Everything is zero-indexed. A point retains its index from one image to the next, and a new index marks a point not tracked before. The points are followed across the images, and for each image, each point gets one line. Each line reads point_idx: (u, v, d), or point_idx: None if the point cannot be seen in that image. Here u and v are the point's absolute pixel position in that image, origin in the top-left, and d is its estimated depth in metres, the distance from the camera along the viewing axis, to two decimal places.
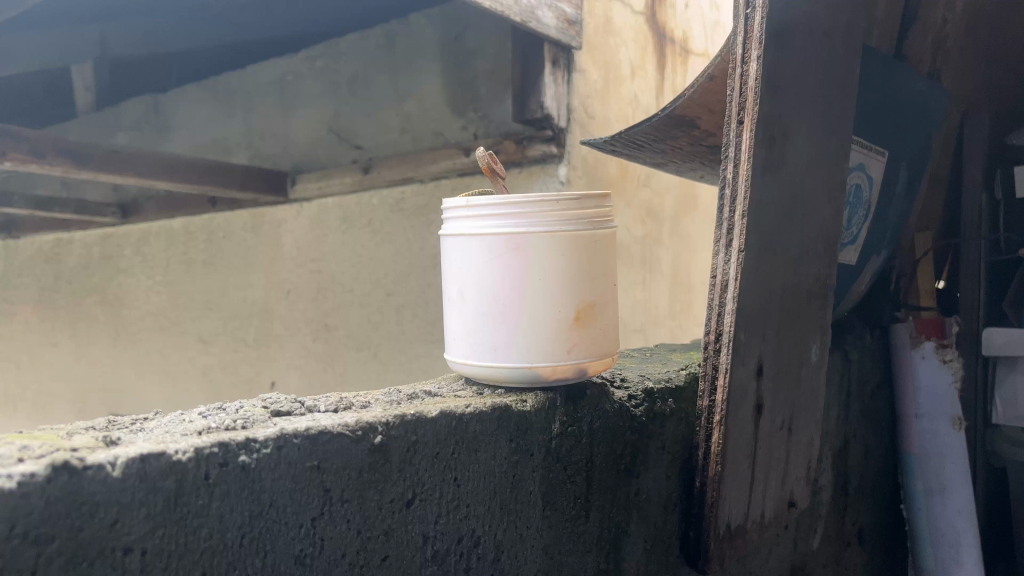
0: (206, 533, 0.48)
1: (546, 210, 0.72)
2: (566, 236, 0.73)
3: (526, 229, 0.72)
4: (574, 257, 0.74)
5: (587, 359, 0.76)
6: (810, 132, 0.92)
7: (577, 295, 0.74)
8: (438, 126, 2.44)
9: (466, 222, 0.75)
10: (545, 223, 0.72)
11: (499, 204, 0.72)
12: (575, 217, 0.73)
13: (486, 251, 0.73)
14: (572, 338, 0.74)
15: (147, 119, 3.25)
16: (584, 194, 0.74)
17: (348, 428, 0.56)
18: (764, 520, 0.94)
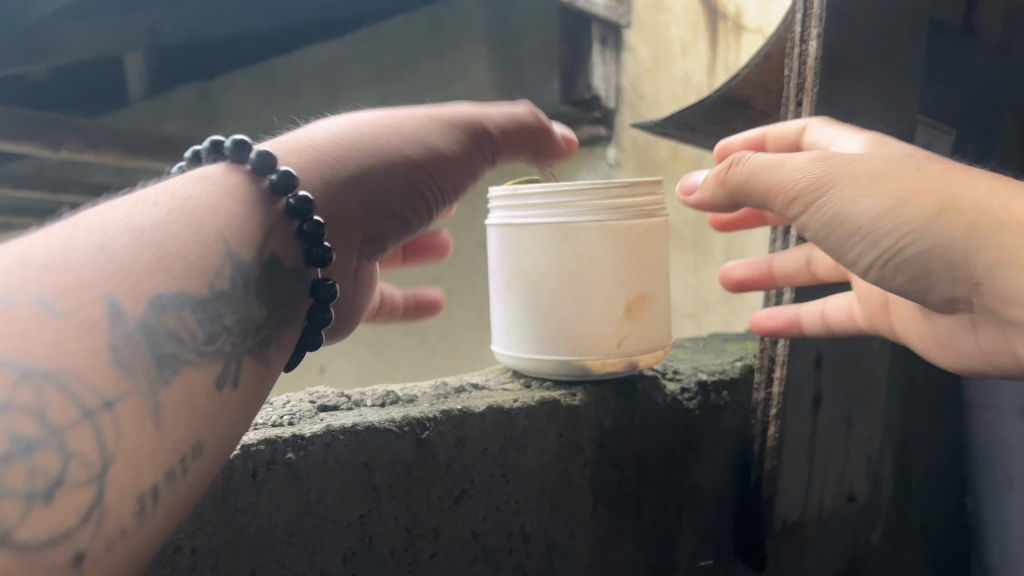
0: (254, 532, 0.48)
1: (597, 197, 0.70)
2: (618, 225, 0.71)
3: (575, 218, 0.70)
4: (626, 246, 0.72)
5: (637, 354, 0.73)
6: (873, 111, 0.88)
7: (628, 286, 0.72)
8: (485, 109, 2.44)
9: (514, 210, 0.74)
10: (594, 211, 0.71)
11: (548, 191, 0.71)
12: (626, 204, 0.71)
13: (533, 241, 0.72)
14: (621, 331, 0.72)
15: (197, 107, 3.29)
16: (636, 181, 0.72)
17: (394, 423, 0.55)
18: (822, 515, 0.92)
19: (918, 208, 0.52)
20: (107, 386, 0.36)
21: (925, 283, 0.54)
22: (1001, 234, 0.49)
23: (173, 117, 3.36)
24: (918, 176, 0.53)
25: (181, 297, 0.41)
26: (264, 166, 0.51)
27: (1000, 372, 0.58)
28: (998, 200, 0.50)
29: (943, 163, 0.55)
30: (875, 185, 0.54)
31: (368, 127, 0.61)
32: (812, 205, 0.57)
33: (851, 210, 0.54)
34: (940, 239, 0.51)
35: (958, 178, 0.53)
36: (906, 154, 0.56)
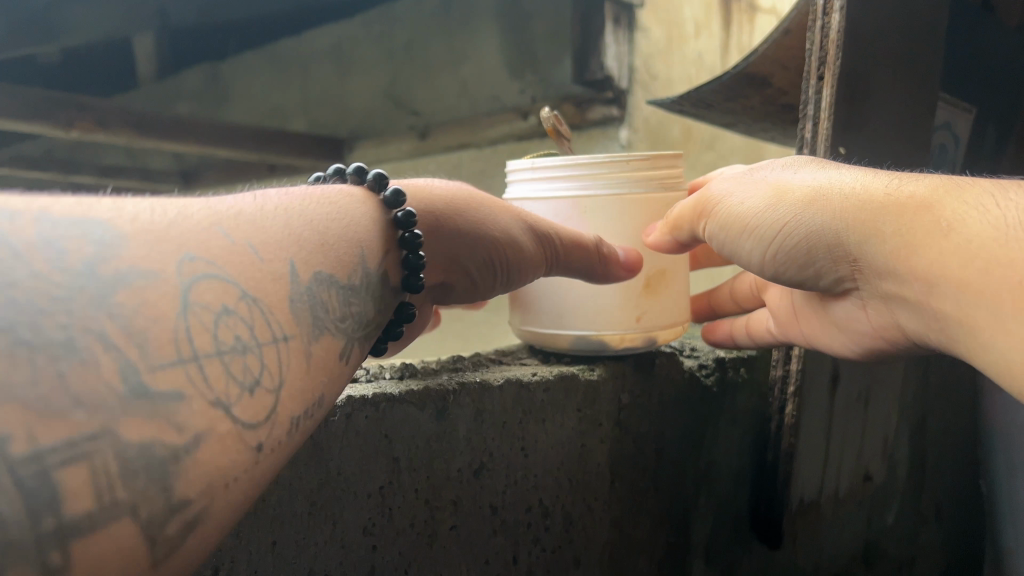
0: (276, 502, 0.48)
1: (615, 171, 0.70)
2: (636, 198, 0.71)
3: (593, 191, 0.70)
4: (644, 219, 0.71)
5: (656, 331, 0.73)
6: (894, 85, 0.87)
7: (647, 261, 0.72)
8: (495, 90, 2.44)
9: (532, 183, 0.73)
10: (612, 185, 0.70)
11: (565, 164, 0.70)
12: (647, 178, 0.71)
13: (552, 215, 0.72)
14: (639, 308, 0.72)
15: (207, 89, 3.28)
16: (658, 155, 0.71)
17: (413, 396, 0.55)
18: (838, 495, 0.91)
19: (787, 201, 0.56)
20: (286, 324, 0.41)
21: (811, 269, 0.58)
22: (855, 207, 0.53)
23: (182, 98, 3.35)
24: (795, 176, 0.58)
25: (331, 281, 0.47)
26: (397, 203, 0.58)
27: (892, 350, 0.59)
28: (856, 186, 0.54)
29: (830, 164, 0.60)
30: (762, 187, 0.59)
31: (469, 198, 0.64)
32: (715, 208, 0.62)
33: (738, 209, 0.60)
34: (808, 224, 0.55)
35: (830, 173, 0.57)
36: (803, 162, 0.61)
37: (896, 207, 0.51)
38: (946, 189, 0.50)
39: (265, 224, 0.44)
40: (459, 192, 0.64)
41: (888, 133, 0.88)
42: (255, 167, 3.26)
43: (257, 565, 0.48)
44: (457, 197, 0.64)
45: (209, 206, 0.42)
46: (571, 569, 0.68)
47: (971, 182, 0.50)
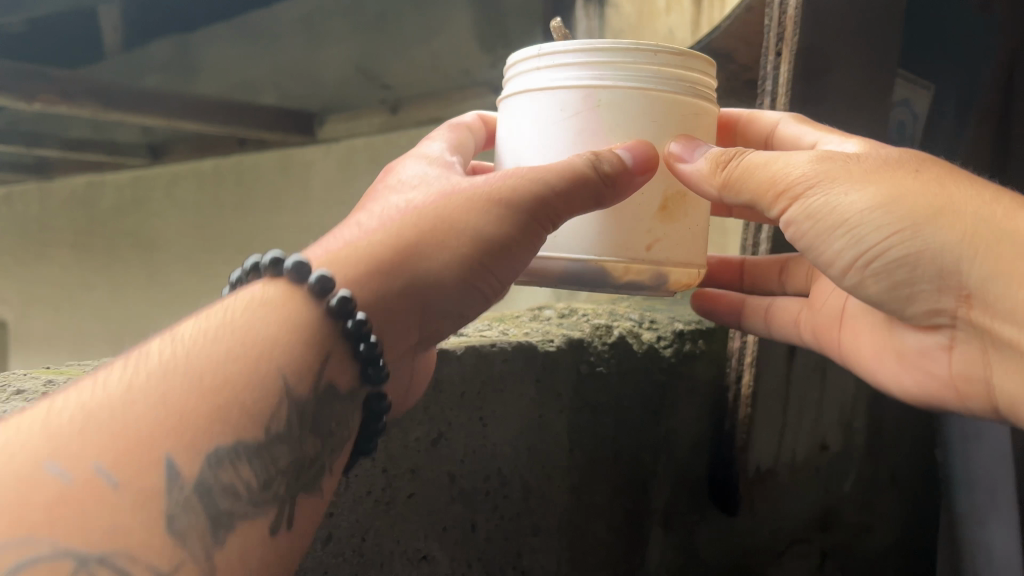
0: None
1: (643, 62, 0.54)
2: (665, 97, 0.56)
3: (615, 83, 0.54)
4: (670, 126, 0.57)
5: (671, 265, 0.58)
6: (852, 61, 0.88)
7: (666, 180, 0.57)
8: (467, 64, 2.41)
9: (535, 75, 0.57)
10: (639, 77, 0.54)
11: (582, 49, 0.54)
12: (686, 80, 0.56)
13: (555, 114, 0.56)
14: (652, 232, 0.58)
15: (175, 60, 3.24)
16: (701, 61, 0.57)
17: None
18: (796, 463, 0.94)
19: (909, 209, 0.51)
20: (161, 557, 0.34)
21: (906, 283, 0.54)
22: (1001, 239, 0.49)
23: (149, 70, 3.31)
24: (915, 178, 0.52)
25: (235, 448, 0.39)
26: (324, 289, 0.47)
27: (966, 400, 0.60)
28: (998, 209, 0.50)
29: (942, 166, 0.54)
30: (871, 181, 0.53)
31: (416, 239, 0.52)
32: (799, 195, 0.55)
33: (837, 203, 0.53)
34: (932, 241, 0.51)
35: (955, 185, 0.52)
36: (908, 155, 0.55)
37: None
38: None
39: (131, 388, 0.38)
40: (407, 235, 0.52)
41: (847, 108, 0.89)
42: (225, 140, 3.23)
43: None
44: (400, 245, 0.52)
45: (49, 420, 0.37)
46: (530, 537, 0.68)
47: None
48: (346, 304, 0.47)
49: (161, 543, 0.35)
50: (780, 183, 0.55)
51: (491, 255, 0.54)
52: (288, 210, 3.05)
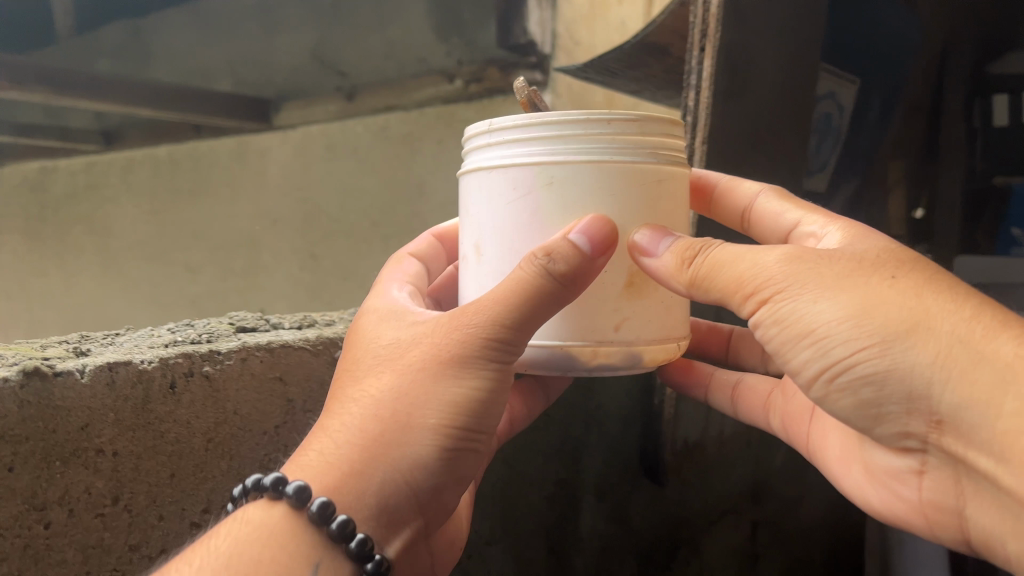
0: (174, 438, 0.51)
1: (589, 133, 0.55)
2: (618, 167, 0.55)
3: (562, 158, 0.55)
4: (628, 193, 0.56)
5: (642, 342, 0.58)
6: (775, 57, 0.93)
7: (627, 256, 0.57)
8: (422, 53, 2.45)
9: (490, 153, 0.58)
10: (586, 148, 0.55)
11: (527, 124, 0.56)
12: (627, 145, 0.55)
13: (508, 191, 0.57)
14: (621, 311, 0.58)
15: (128, 44, 3.22)
16: (643, 115, 0.56)
17: (308, 342, 0.60)
18: (723, 438, 1.00)
19: (883, 324, 0.49)
20: None
21: (877, 403, 0.52)
22: (976, 361, 0.46)
23: (103, 55, 3.29)
24: (888, 291, 0.49)
25: None
26: (302, 497, 0.49)
27: (934, 529, 0.59)
28: (973, 331, 0.47)
29: (922, 269, 0.51)
30: (841, 292, 0.50)
31: (387, 404, 0.52)
32: (768, 300, 0.53)
33: (807, 314, 0.51)
34: (903, 360, 0.48)
35: (933, 297, 0.48)
36: (889, 258, 0.52)
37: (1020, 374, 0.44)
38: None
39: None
40: (376, 400, 0.53)
41: (771, 103, 0.95)
42: (179, 126, 3.23)
43: (157, 495, 0.51)
44: (376, 418, 0.52)
45: None
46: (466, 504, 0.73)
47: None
48: (323, 510, 0.48)
49: None
50: (750, 287, 0.54)
51: (472, 412, 0.54)
52: (244, 197, 3.09)
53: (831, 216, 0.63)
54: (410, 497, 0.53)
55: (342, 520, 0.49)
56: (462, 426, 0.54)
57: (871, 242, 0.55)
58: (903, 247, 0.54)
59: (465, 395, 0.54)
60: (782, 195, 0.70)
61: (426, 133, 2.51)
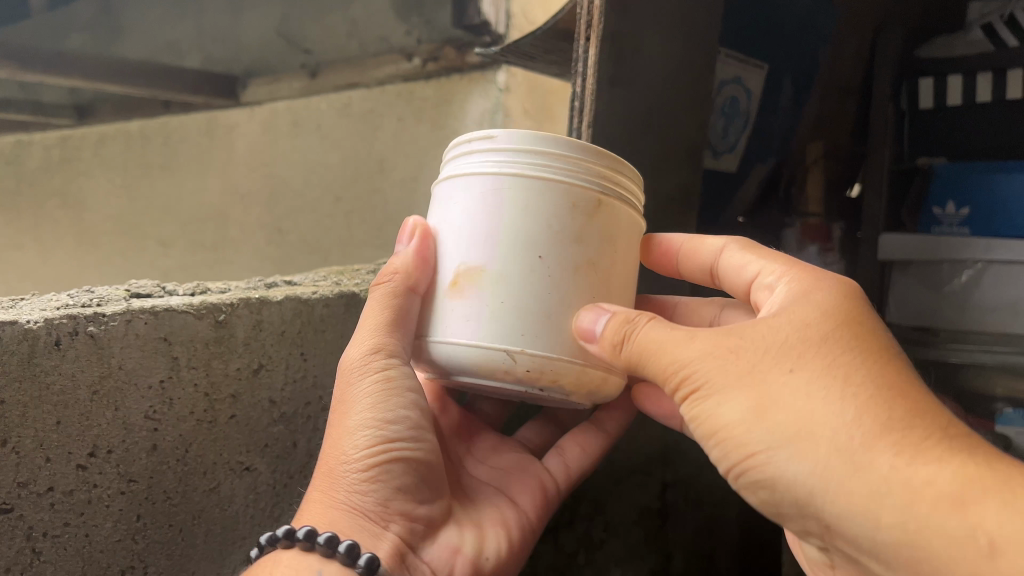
0: (59, 389, 0.58)
1: (465, 150, 0.69)
2: (470, 177, 0.68)
3: (450, 173, 0.71)
4: (474, 199, 0.67)
5: (520, 349, 0.65)
6: (665, 46, 0.99)
7: (459, 256, 0.68)
8: (382, 31, 2.48)
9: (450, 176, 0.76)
10: (462, 164, 0.70)
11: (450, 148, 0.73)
12: (477, 155, 0.68)
13: (433, 203, 0.74)
14: (497, 317, 0.65)
15: (99, 20, 3.25)
16: (498, 130, 0.67)
17: (192, 307, 0.66)
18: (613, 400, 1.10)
19: (774, 430, 0.55)
20: None
21: (775, 506, 0.58)
22: (854, 470, 0.52)
23: (75, 30, 3.32)
24: (778, 389, 0.56)
25: None
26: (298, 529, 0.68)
27: None
28: (848, 436, 0.52)
29: (823, 359, 0.57)
30: (740, 393, 0.58)
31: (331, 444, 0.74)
32: (690, 398, 0.61)
33: (714, 413, 0.59)
34: (790, 468, 0.55)
35: (821, 395, 0.55)
36: (800, 346, 0.58)
37: (894, 486, 0.50)
38: (969, 481, 0.48)
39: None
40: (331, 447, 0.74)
41: (662, 88, 1.01)
42: (151, 102, 3.26)
43: (43, 439, 0.57)
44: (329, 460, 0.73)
45: None
46: None
47: (999, 463, 0.49)
48: (308, 533, 0.67)
49: None
50: (674, 377, 0.63)
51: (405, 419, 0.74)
52: (212, 172, 3.12)
53: (790, 268, 0.69)
54: (372, 514, 0.72)
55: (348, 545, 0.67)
56: (389, 449, 0.73)
57: (790, 320, 0.61)
58: (819, 326, 0.59)
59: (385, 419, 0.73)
60: (749, 245, 0.76)
61: (386, 109, 2.52)
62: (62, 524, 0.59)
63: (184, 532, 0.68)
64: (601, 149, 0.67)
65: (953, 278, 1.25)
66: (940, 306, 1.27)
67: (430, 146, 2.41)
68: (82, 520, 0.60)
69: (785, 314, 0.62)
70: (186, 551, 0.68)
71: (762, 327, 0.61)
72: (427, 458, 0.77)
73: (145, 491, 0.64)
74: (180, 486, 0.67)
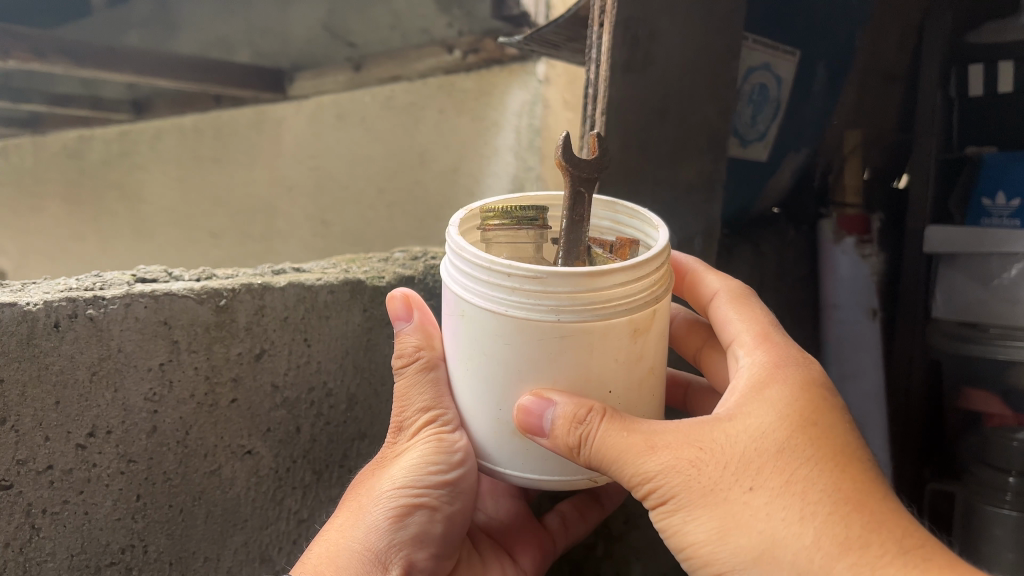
0: (57, 370, 0.60)
1: (491, 284, 0.56)
2: (512, 322, 0.56)
3: (471, 296, 0.58)
4: (522, 344, 0.57)
5: (528, 473, 0.63)
6: (684, 31, 0.98)
7: (521, 402, 0.60)
8: (426, 24, 2.37)
9: (447, 260, 0.63)
10: (490, 300, 0.57)
11: (456, 252, 0.59)
12: (518, 298, 0.56)
13: (447, 306, 0.63)
14: (506, 445, 0.63)
15: (155, 16, 3.34)
16: (546, 273, 0.54)
17: (193, 292, 0.67)
18: None
19: (740, 554, 0.55)
20: None
21: None
22: None
23: (134, 26, 3.42)
24: (741, 512, 0.55)
25: None
26: None
27: None
28: (809, 563, 0.52)
29: (784, 471, 0.55)
30: (706, 512, 0.56)
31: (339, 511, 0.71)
32: (659, 508, 0.59)
33: (682, 530, 0.58)
34: None
35: (781, 516, 0.54)
36: (756, 455, 0.56)
37: None
38: None
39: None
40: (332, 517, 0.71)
41: (681, 75, 1.00)
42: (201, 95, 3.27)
43: (42, 418, 0.60)
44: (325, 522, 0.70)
45: None
46: (359, 440, 0.85)
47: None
48: None
49: None
50: (638, 488, 0.60)
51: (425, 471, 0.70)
52: (259, 165, 3.15)
53: (761, 349, 0.66)
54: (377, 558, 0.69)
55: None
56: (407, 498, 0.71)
57: (746, 422, 0.58)
58: (775, 432, 0.57)
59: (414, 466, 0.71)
60: (739, 302, 0.73)
61: (428, 102, 2.50)
62: (61, 502, 0.62)
63: (185, 513, 0.71)
64: (654, 252, 0.58)
65: (1002, 272, 1.16)
66: (990, 299, 1.18)
67: (473, 138, 2.41)
68: (81, 498, 0.63)
69: (746, 412, 0.59)
70: (187, 531, 0.71)
71: (719, 432, 0.58)
72: (450, 513, 0.75)
73: (144, 471, 0.67)
74: (180, 468, 0.69)
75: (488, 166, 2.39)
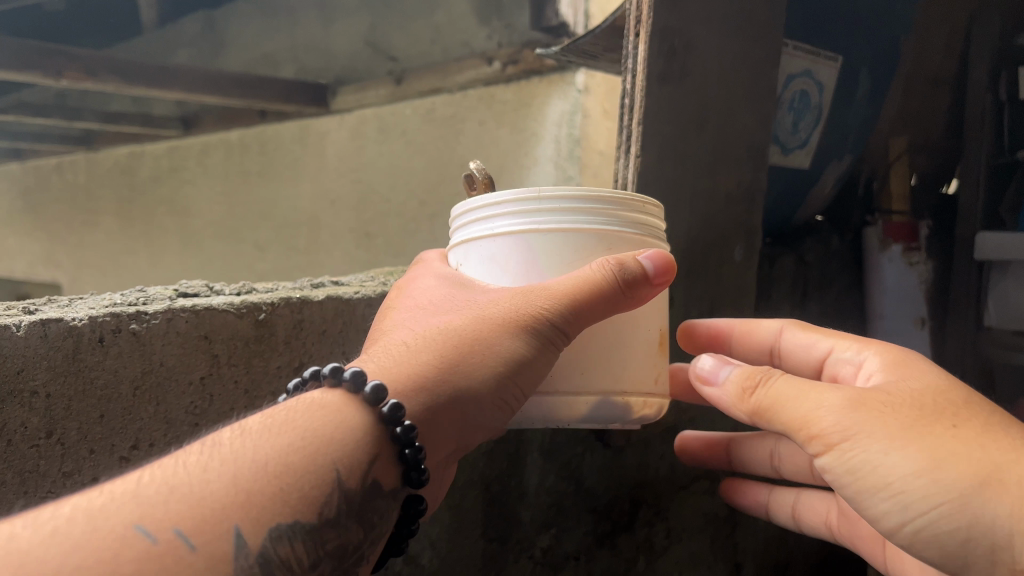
0: (102, 384, 0.62)
1: (634, 211, 0.63)
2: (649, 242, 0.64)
3: (617, 229, 0.62)
4: None
5: (629, 390, 0.63)
6: (719, 41, 0.97)
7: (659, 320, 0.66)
8: (465, 37, 2.46)
9: (533, 216, 0.60)
10: (631, 227, 0.63)
11: (590, 194, 0.60)
12: (653, 224, 0.65)
13: (565, 255, 0.61)
14: (614, 363, 0.62)
15: (203, 36, 3.42)
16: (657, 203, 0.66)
17: (233, 306, 0.69)
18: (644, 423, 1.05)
19: (956, 481, 0.51)
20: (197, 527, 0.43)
21: (957, 557, 0.53)
22: None
23: (183, 45, 3.51)
24: (955, 442, 0.52)
25: (295, 528, 0.47)
26: (379, 397, 0.53)
27: None
28: None
29: (972, 415, 0.54)
30: (911, 444, 0.52)
31: (460, 346, 0.58)
32: (835, 448, 0.55)
33: (879, 464, 0.53)
34: (980, 514, 0.51)
35: (997, 446, 0.52)
36: (940, 403, 0.55)
37: None
38: None
39: (131, 500, 0.44)
40: (442, 347, 0.58)
41: (719, 84, 0.99)
42: (248, 112, 3.35)
43: (87, 431, 0.61)
44: (447, 353, 0.58)
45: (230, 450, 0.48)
46: None
47: None
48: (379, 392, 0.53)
49: (257, 502, 0.46)
50: (814, 427, 0.56)
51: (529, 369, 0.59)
52: (304, 178, 3.17)
53: (865, 343, 0.67)
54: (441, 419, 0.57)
55: (393, 404, 0.53)
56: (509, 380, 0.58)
57: (915, 380, 0.58)
58: (948, 390, 0.57)
59: (527, 363, 0.58)
60: (806, 326, 0.75)
61: (469, 113, 2.49)
62: None
63: None
64: None
65: None
66: None
67: (512, 148, 2.38)
68: None
69: (907, 376, 0.59)
70: None
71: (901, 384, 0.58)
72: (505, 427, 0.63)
73: None
74: None
75: (526, 177, 2.35)
